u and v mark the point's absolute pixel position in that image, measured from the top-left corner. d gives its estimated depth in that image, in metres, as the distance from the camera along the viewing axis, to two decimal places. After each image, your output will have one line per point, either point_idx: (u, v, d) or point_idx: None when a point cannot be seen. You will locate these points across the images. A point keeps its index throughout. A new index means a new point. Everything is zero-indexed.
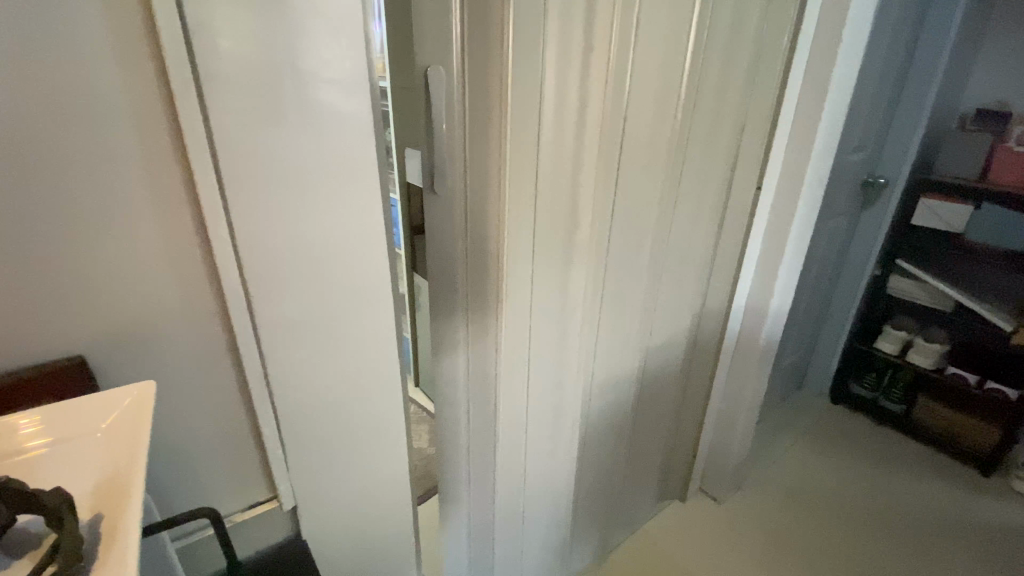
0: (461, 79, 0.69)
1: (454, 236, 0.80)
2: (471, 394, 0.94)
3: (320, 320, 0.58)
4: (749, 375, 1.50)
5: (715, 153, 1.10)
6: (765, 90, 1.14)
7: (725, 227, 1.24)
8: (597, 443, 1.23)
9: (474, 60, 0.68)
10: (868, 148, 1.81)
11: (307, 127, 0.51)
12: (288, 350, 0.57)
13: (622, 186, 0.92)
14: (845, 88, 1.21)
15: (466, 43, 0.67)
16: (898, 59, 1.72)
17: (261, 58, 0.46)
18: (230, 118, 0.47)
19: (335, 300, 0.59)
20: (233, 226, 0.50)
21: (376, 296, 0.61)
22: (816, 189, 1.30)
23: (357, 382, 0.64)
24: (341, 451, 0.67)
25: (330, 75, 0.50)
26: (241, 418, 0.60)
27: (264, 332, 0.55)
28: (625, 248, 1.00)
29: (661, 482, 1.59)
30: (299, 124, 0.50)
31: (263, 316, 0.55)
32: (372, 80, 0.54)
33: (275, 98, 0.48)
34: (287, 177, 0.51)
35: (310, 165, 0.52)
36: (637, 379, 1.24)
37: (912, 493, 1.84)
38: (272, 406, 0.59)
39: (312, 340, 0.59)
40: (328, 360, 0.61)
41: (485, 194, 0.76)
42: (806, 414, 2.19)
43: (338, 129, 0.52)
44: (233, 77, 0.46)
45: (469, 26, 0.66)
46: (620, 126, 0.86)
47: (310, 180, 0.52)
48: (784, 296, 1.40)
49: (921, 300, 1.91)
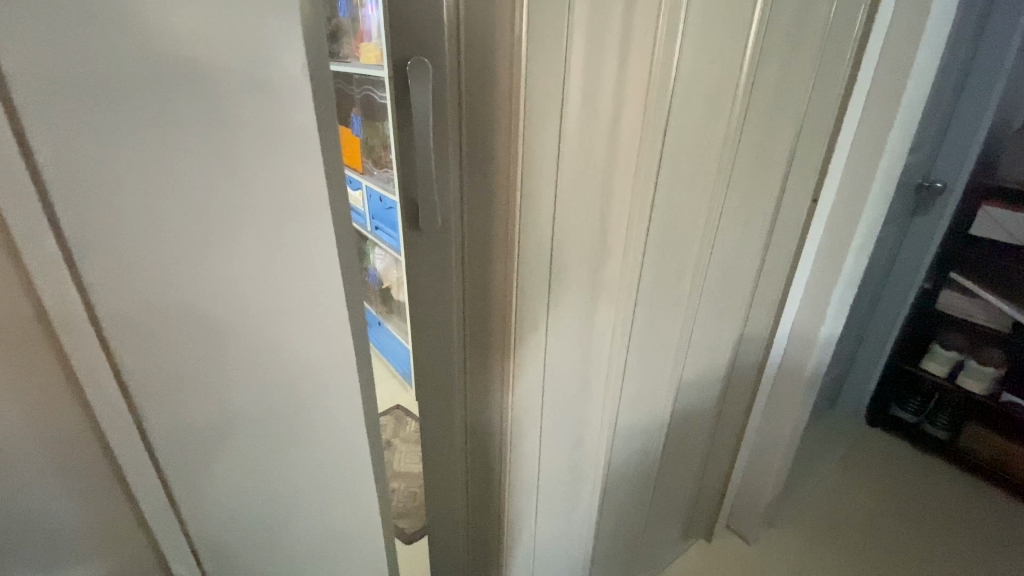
0: (456, 77, 0.51)
1: (447, 279, 0.61)
2: (475, 461, 0.77)
3: (251, 414, 0.44)
4: (790, 408, 1.33)
5: (769, 164, 0.92)
6: (833, 86, 0.95)
7: (774, 246, 1.06)
8: (620, 494, 1.07)
9: (474, 50, 0.50)
10: (926, 148, 1.60)
11: (215, 153, 0.35)
12: (205, 453, 0.42)
13: (660, 208, 0.75)
14: (923, 84, 1.03)
15: (463, 27, 0.49)
16: (965, 48, 1.51)
17: (115, 53, 0.30)
18: (70, 148, 0.31)
19: (273, 385, 0.44)
20: (89, 300, 0.34)
21: (335, 370, 0.47)
22: (880, 203, 1.12)
23: (308, 479, 0.50)
24: (288, 559, 0.53)
25: (251, 81, 0.35)
26: (141, 547, 0.44)
27: (159, 433, 0.40)
28: (660, 277, 0.83)
29: (685, 522, 1.43)
30: (201, 148, 0.35)
31: (156, 420, 0.39)
32: (317, 89, 0.38)
33: (155, 113, 0.32)
34: (177, 225, 0.35)
35: (222, 206, 0.37)
36: (666, 420, 1.08)
37: (965, 531, 1.65)
38: (185, 529, 0.44)
39: (245, 437, 0.44)
40: (268, 459, 0.46)
41: (488, 227, 0.60)
42: (840, 437, 2.00)
43: (264, 157, 0.37)
44: (71, 81, 0.30)
45: (466, 6, 0.49)
46: (661, 136, 0.69)
47: (220, 229, 0.37)
48: (835, 322, 1.22)
49: (976, 318, 1.71)
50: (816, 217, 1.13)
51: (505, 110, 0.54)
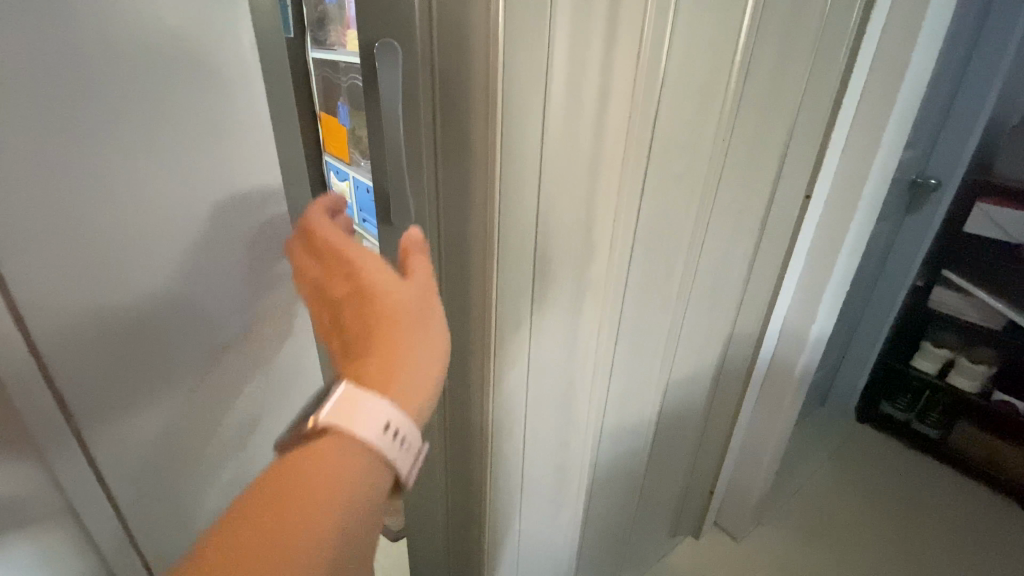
0: (429, 69, 0.52)
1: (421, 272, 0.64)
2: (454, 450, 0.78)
3: None
4: (780, 407, 1.31)
5: (761, 159, 0.89)
6: (828, 79, 0.92)
7: (765, 242, 1.04)
8: (607, 493, 1.06)
9: (446, 39, 0.50)
10: (920, 145, 1.59)
11: (74, 94, 0.48)
12: None
13: (647, 205, 0.73)
14: (920, 80, 1.01)
15: (435, 19, 0.49)
16: (962, 43, 1.49)
17: None
18: None
19: None
20: None
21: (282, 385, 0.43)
22: (873, 199, 1.10)
23: None
24: None
25: (199, 61, 0.55)
26: None
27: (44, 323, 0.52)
28: (649, 275, 0.81)
29: (673, 520, 1.42)
30: (116, 107, 0.51)
31: None
32: None
33: None
34: None
35: None
36: (654, 420, 1.06)
37: (950, 529, 1.66)
38: None
39: None
40: None
41: (463, 221, 0.59)
42: (830, 433, 2.00)
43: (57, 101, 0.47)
44: None
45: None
46: (650, 129, 0.66)
47: None
48: (827, 321, 1.20)
49: (969, 316, 1.71)
50: (809, 213, 1.10)
51: (481, 98, 0.51)
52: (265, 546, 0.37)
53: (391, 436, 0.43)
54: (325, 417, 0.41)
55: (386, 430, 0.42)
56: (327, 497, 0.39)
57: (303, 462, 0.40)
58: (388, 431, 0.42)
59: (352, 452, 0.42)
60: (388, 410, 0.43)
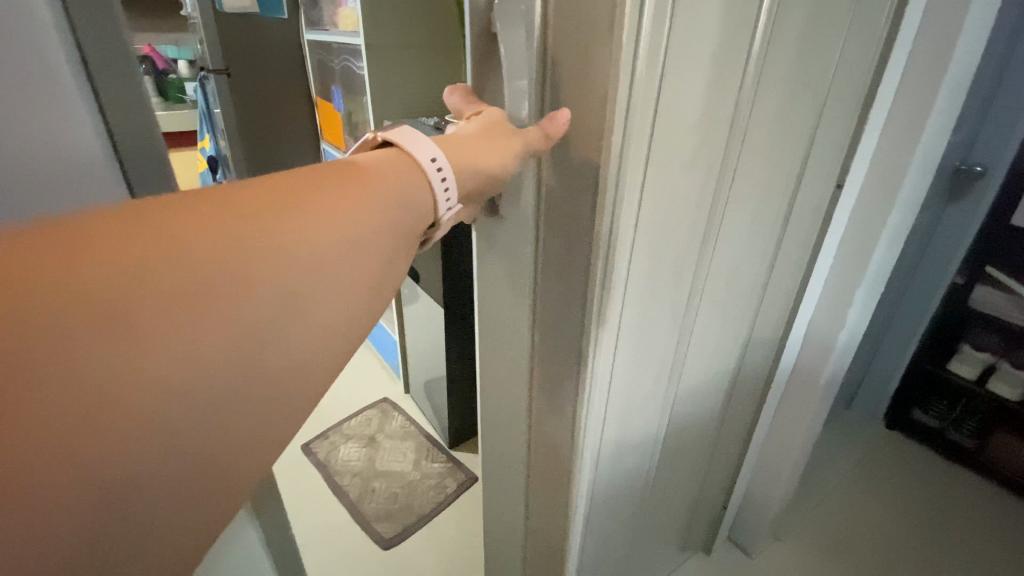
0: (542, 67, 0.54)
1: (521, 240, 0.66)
2: (541, 425, 0.81)
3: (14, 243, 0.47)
4: (802, 419, 1.20)
5: (785, 142, 0.77)
6: (864, 48, 0.79)
7: (788, 237, 0.92)
8: (606, 514, 0.96)
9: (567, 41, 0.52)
10: (963, 130, 1.43)
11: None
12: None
13: (647, 195, 0.62)
14: (970, 54, 0.88)
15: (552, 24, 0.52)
16: (1014, 13, 1.33)
17: None
18: None
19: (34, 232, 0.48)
20: None
21: None
22: (916, 187, 0.96)
23: None
24: None
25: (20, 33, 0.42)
26: None
27: None
28: (652, 277, 0.71)
29: (681, 535, 1.31)
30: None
31: None
32: None
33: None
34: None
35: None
36: (660, 434, 0.96)
37: (987, 547, 1.52)
38: None
39: None
40: None
41: (576, 201, 0.59)
42: (854, 439, 1.87)
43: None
44: None
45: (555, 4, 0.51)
46: (650, 105, 0.55)
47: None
48: (857, 325, 1.08)
49: (1014, 316, 1.56)
50: (841, 203, 0.96)
51: None
52: (333, 186, 0.39)
53: (435, 170, 0.46)
54: (397, 137, 0.47)
55: (433, 162, 0.46)
56: (382, 185, 0.42)
57: (370, 164, 0.43)
58: (434, 162, 0.46)
59: (407, 170, 0.45)
60: (444, 153, 0.47)
